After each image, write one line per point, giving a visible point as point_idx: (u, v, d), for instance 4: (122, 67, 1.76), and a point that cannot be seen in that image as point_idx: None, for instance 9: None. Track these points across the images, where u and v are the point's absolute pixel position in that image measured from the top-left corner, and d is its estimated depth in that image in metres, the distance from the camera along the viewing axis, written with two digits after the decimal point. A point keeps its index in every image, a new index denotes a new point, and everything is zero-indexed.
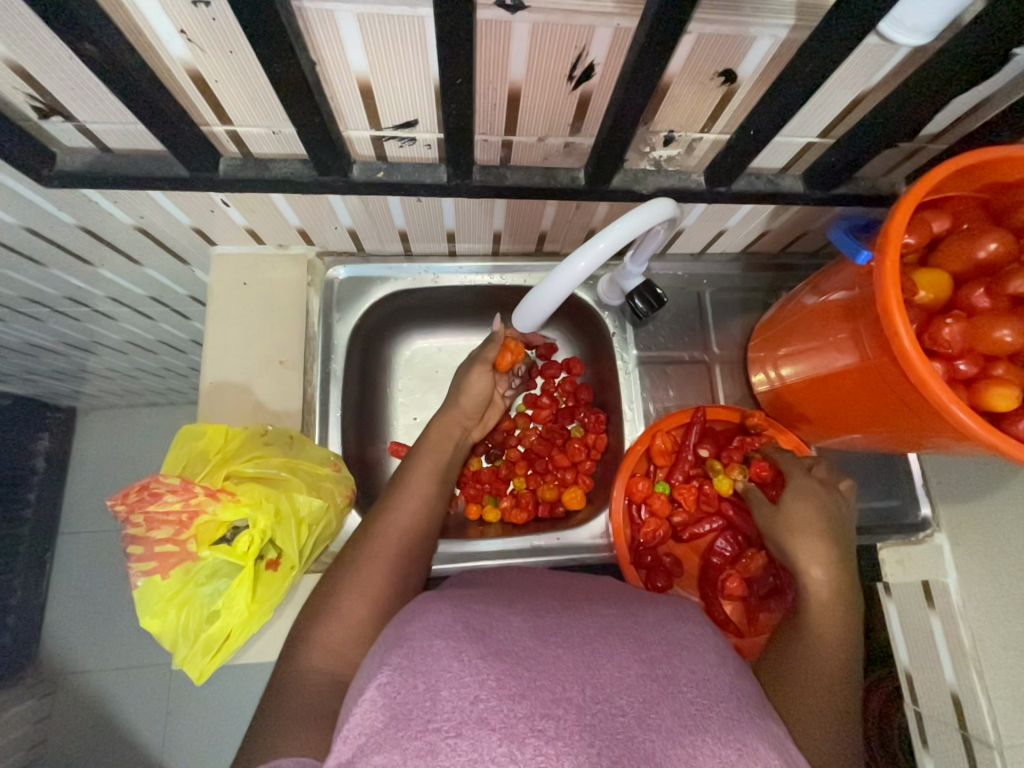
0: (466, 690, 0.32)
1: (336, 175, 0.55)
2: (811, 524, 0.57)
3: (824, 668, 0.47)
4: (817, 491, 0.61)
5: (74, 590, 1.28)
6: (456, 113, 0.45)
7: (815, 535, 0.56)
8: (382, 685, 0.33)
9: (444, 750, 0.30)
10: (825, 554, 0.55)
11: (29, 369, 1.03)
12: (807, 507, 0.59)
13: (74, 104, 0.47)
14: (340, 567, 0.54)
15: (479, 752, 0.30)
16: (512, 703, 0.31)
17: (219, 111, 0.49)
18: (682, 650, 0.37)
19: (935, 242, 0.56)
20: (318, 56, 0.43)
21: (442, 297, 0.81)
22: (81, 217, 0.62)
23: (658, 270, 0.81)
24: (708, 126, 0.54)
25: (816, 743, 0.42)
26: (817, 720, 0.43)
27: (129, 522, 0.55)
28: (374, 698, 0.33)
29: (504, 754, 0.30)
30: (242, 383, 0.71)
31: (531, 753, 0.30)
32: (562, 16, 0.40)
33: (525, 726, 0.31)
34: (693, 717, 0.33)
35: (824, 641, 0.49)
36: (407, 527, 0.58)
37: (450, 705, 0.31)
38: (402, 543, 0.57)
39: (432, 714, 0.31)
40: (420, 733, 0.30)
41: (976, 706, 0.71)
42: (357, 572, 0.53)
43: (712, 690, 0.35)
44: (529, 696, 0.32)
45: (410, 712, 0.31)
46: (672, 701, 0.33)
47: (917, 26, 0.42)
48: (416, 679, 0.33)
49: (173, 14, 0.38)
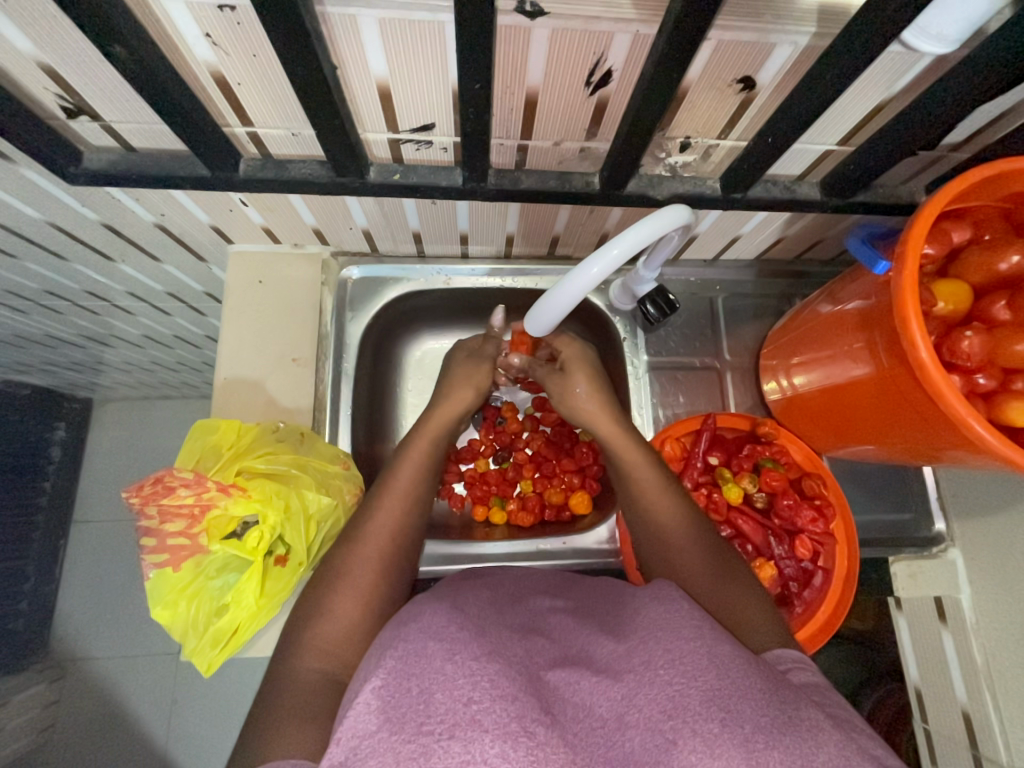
0: (459, 692, 0.32)
1: (354, 176, 0.55)
2: (595, 387, 0.64)
3: (666, 519, 0.55)
4: (582, 350, 0.68)
5: (87, 579, 1.29)
6: (474, 118, 0.46)
7: (590, 394, 0.63)
8: (376, 688, 0.33)
9: (437, 752, 0.30)
10: (605, 407, 0.62)
11: (48, 360, 1.05)
12: (585, 368, 0.66)
13: (100, 105, 0.48)
14: (341, 562, 0.54)
15: (471, 754, 0.30)
16: (505, 703, 0.32)
17: (241, 112, 0.49)
18: (657, 634, 0.37)
19: (954, 253, 0.56)
20: (339, 60, 0.43)
21: (454, 299, 0.81)
22: (103, 213, 0.63)
23: (670, 276, 0.81)
24: (725, 132, 0.54)
25: (761, 625, 0.46)
26: (736, 593, 0.48)
27: (144, 514, 0.56)
28: (368, 700, 0.33)
29: (497, 754, 0.30)
30: (254, 379, 0.72)
31: (523, 752, 0.30)
32: (581, 22, 0.40)
33: (517, 725, 0.31)
34: (672, 700, 0.33)
35: (651, 487, 0.56)
36: (405, 524, 0.58)
37: (443, 707, 0.32)
38: (398, 541, 0.57)
39: (425, 716, 0.31)
40: (413, 736, 0.31)
41: (986, 722, 0.71)
42: (357, 570, 0.53)
43: (690, 666, 0.35)
44: (520, 698, 0.33)
45: (405, 715, 0.32)
46: (650, 688, 0.34)
47: (942, 35, 0.41)
48: (410, 682, 0.33)
49: (200, 18, 0.39)
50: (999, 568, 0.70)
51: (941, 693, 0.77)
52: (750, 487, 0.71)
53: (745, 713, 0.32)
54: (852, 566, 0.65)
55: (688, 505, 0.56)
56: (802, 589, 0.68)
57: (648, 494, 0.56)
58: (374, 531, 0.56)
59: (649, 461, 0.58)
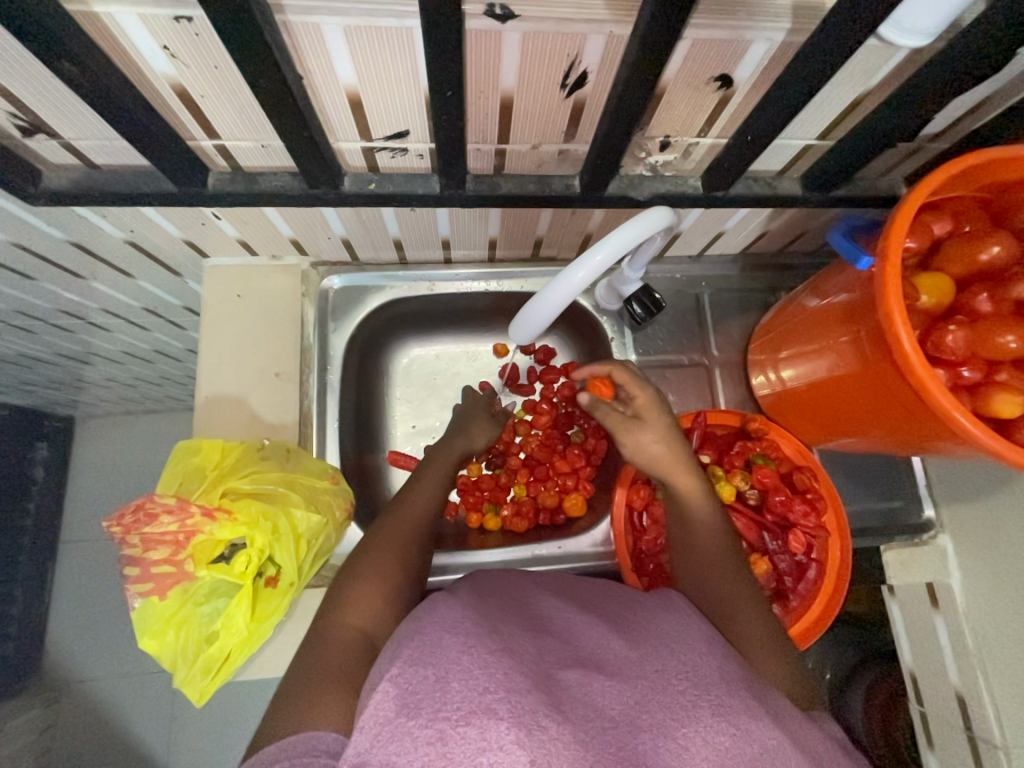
0: (475, 682, 0.32)
1: (327, 187, 0.54)
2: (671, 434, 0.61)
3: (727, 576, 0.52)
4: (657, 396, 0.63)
5: (76, 599, 1.27)
6: (447, 125, 0.45)
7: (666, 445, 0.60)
8: (394, 677, 0.34)
9: (454, 737, 0.30)
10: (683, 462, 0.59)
11: (25, 380, 1.02)
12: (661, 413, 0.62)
13: (57, 122, 0.46)
14: (356, 560, 0.54)
15: (487, 741, 0.29)
16: (521, 696, 0.31)
17: (207, 126, 0.48)
18: (671, 644, 0.38)
19: (935, 244, 0.56)
20: (305, 70, 0.42)
21: (439, 305, 0.80)
22: (71, 232, 0.61)
23: (655, 273, 0.80)
24: (704, 131, 0.53)
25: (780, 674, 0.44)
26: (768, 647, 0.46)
27: (126, 544, 0.54)
28: (386, 689, 0.33)
29: (513, 741, 0.29)
30: (236, 396, 0.70)
31: (539, 742, 0.30)
32: (553, 24, 0.39)
33: (532, 716, 0.31)
34: (684, 710, 0.32)
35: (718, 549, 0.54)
36: (416, 521, 0.59)
37: (459, 695, 0.32)
38: (411, 535, 0.58)
39: (442, 702, 0.31)
40: (429, 722, 0.31)
41: (980, 705, 0.71)
42: (363, 567, 0.53)
43: (701, 679, 0.35)
44: (535, 693, 0.32)
45: (421, 701, 0.32)
46: (663, 696, 0.33)
47: (916, 29, 0.41)
48: (426, 669, 0.33)
49: (155, 31, 0.37)
50: (989, 554, 0.70)
51: (935, 677, 0.78)
52: (743, 485, 0.71)
53: (752, 728, 0.32)
54: (844, 558, 0.66)
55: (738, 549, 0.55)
56: (796, 583, 0.68)
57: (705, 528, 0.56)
58: (385, 532, 0.57)
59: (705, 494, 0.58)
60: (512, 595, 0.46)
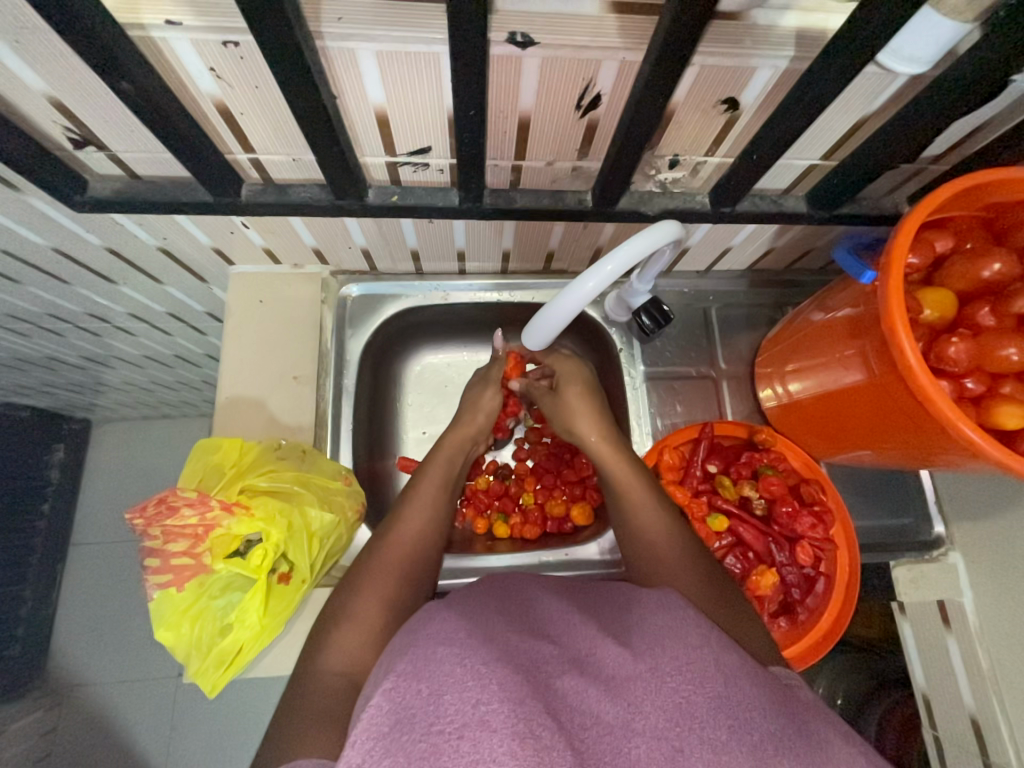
0: (468, 693, 0.32)
1: (353, 199, 0.57)
2: (585, 406, 0.69)
3: (651, 529, 0.58)
4: (573, 372, 0.73)
5: (84, 602, 1.29)
6: (469, 142, 0.47)
7: (592, 419, 0.67)
8: (387, 690, 0.34)
9: (447, 751, 0.30)
10: (602, 427, 0.66)
11: (48, 381, 1.06)
12: (574, 389, 0.71)
13: (106, 135, 0.49)
14: (365, 576, 0.58)
15: (480, 753, 0.30)
16: (513, 705, 0.32)
17: (244, 141, 0.51)
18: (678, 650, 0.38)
19: (938, 261, 0.57)
20: (339, 91, 0.45)
21: (452, 314, 0.83)
22: (108, 239, 0.64)
23: (664, 287, 0.83)
24: (712, 150, 0.55)
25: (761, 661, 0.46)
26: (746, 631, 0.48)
27: (148, 535, 0.57)
28: (380, 703, 0.33)
29: (505, 752, 0.30)
30: (255, 398, 0.73)
31: (530, 752, 0.30)
32: (571, 51, 0.41)
33: (525, 726, 0.31)
34: (679, 709, 0.33)
35: (632, 487, 0.61)
36: (414, 534, 0.63)
37: (452, 709, 0.32)
38: (417, 546, 0.62)
39: (435, 716, 0.32)
40: (423, 736, 0.31)
41: (997, 729, 0.71)
42: (381, 575, 0.58)
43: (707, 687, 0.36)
44: (529, 701, 0.32)
45: (414, 716, 0.32)
46: (657, 696, 0.34)
47: (915, 56, 0.43)
48: (420, 684, 0.34)
49: (204, 54, 0.40)
50: (998, 573, 0.71)
51: (946, 700, 0.78)
52: (751, 492, 0.73)
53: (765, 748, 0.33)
54: (850, 576, 0.67)
55: (639, 466, 0.64)
56: (805, 595, 0.69)
57: (608, 462, 0.64)
58: (383, 554, 0.60)
59: (603, 433, 0.66)
60: (517, 601, 0.48)
